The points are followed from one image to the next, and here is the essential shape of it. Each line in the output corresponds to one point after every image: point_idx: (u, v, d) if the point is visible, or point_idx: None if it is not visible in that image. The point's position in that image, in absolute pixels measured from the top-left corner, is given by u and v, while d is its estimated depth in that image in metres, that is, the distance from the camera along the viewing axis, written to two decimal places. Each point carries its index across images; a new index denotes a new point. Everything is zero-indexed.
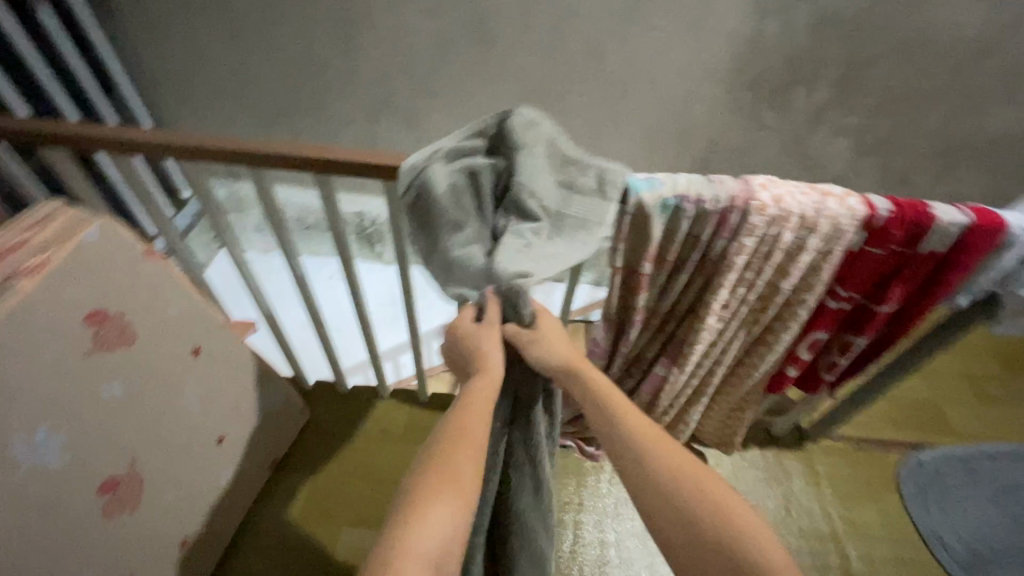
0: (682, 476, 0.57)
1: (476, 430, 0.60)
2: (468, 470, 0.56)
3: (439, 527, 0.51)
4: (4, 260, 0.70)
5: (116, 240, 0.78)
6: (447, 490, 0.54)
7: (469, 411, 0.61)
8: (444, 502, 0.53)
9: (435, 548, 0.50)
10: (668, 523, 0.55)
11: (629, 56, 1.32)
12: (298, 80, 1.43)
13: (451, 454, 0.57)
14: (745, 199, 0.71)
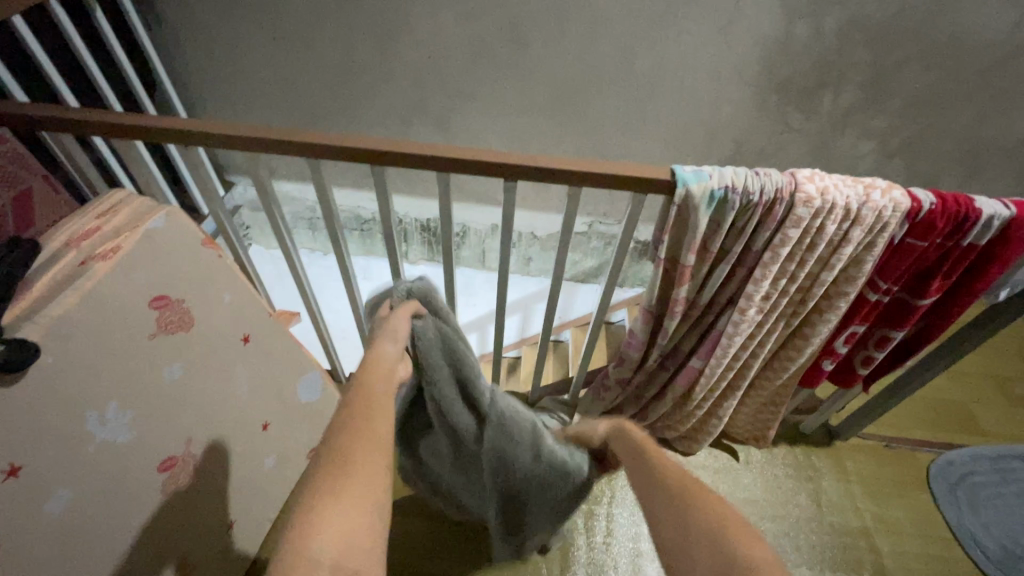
0: (693, 502, 0.48)
1: (379, 423, 0.54)
2: (372, 462, 0.50)
3: (337, 525, 0.44)
4: (79, 246, 0.74)
5: (180, 227, 0.81)
6: (346, 485, 0.47)
7: (369, 405, 0.56)
8: (344, 497, 0.46)
9: (329, 548, 0.42)
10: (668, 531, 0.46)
11: (659, 59, 1.34)
12: (334, 82, 1.47)
13: (351, 446, 0.50)
14: (791, 191, 0.73)
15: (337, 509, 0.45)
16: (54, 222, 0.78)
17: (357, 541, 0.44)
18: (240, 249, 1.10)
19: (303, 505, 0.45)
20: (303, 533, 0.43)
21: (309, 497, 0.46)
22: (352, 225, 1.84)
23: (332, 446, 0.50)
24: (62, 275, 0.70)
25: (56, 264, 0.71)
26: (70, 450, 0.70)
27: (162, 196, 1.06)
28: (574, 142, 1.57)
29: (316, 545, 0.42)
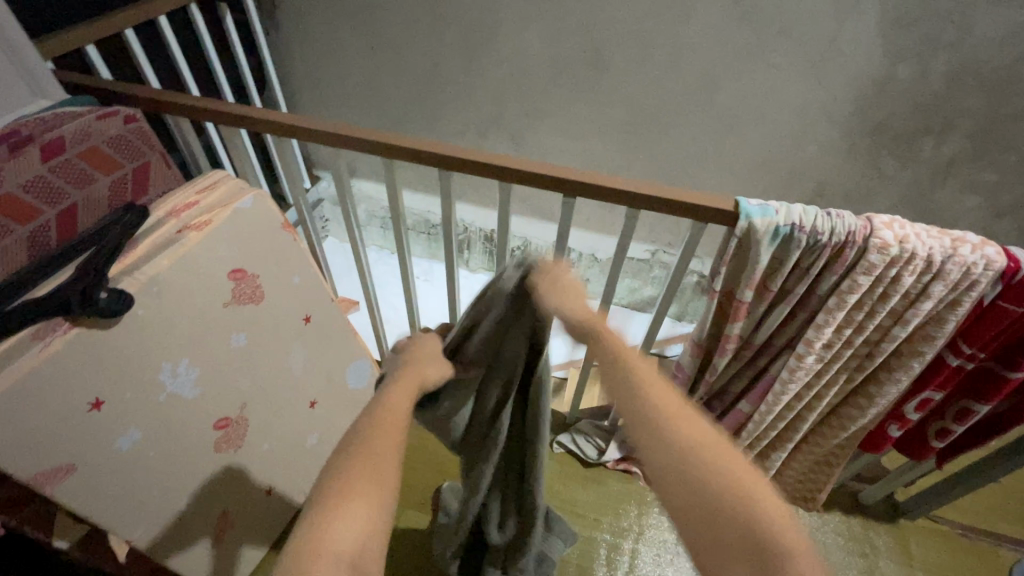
0: (702, 458, 0.49)
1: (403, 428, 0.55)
2: (392, 458, 0.52)
3: (354, 528, 0.47)
4: (179, 216, 0.82)
5: (264, 210, 0.87)
6: (368, 492, 0.49)
7: (399, 403, 0.57)
8: (361, 506, 0.48)
9: (347, 548, 0.46)
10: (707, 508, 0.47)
11: (742, 91, 1.31)
12: (420, 90, 1.56)
13: (378, 446, 0.52)
14: (865, 236, 0.68)
15: (357, 505, 0.48)
16: (163, 195, 0.88)
17: (371, 538, 0.47)
18: (314, 238, 1.18)
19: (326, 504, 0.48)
20: (325, 527, 0.46)
21: (333, 494, 0.48)
22: (420, 228, 1.93)
23: (358, 442, 0.52)
24: (162, 240, 0.78)
25: (157, 230, 0.80)
26: (145, 397, 0.78)
27: (256, 182, 1.17)
28: (645, 168, 1.56)
29: (339, 541, 0.46)
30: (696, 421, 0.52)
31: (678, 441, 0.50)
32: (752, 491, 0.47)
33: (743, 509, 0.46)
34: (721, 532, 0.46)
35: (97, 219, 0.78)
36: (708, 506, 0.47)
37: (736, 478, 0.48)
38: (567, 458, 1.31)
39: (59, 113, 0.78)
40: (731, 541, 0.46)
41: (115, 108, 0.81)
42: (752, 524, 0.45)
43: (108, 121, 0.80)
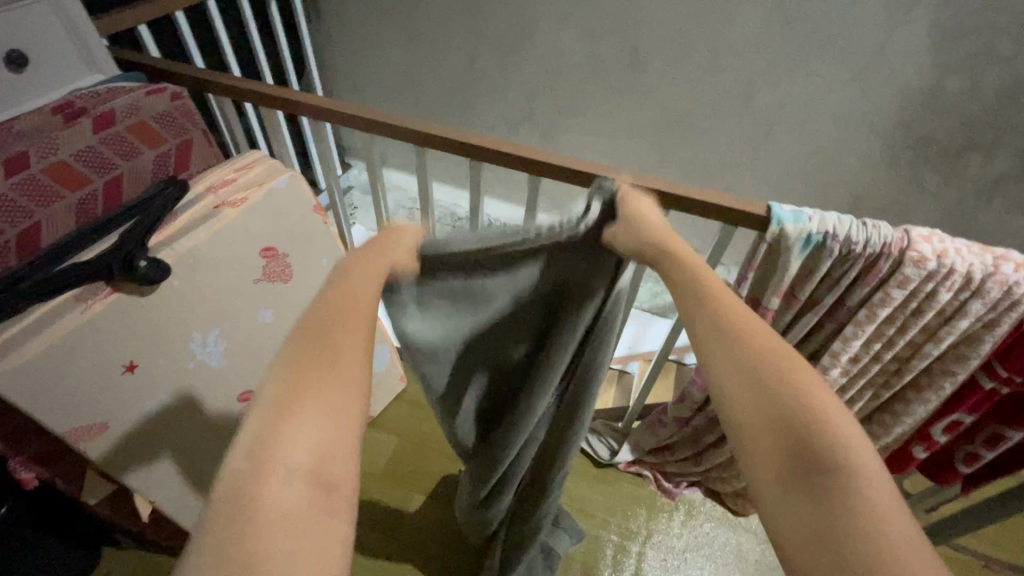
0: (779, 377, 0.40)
1: (355, 311, 0.45)
2: (354, 353, 0.42)
3: (312, 435, 0.37)
4: (216, 192, 0.85)
5: (298, 192, 0.90)
6: (325, 388, 0.39)
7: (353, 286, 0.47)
8: (316, 406, 0.38)
9: (306, 458, 0.36)
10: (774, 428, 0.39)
11: (781, 97, 1.29)
12: (455, 85, 1.57)
13: (330, 334, 0.42)
14: (901, 249, 0.66)
15: (310, 411, 0.38)
16: (203, 172, 0.90)
17: (336, 450, 0.37)
18: (344, 223, 1.21)
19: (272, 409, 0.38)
20: (271, 444, 0.36)
21: (277, 398, 0.38)
22: (447, 221, 1.95)
23: (306, 339, 0.42)
24: (199, 215, 0.81)
25: (195, 204, 0.82)
26: (175, 363, 0.81)
27: (292, 165, 1.20)
28: (675, 172, 1.55)
29: (290, 457, 0.36)
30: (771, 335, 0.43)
31: (754, 354, 0.42)
32: (831, 407, 0.39)
33: (830, 445, 0.37)
34: (784, 456, 0.38)
35: (140, 190, 0.81)
36: (776, 424, 0.39)
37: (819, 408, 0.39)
38: (578, 457, 1.31)
39: (111, 88, 0.82)
40: (797, 455, 0.37)
41: (163, 86, 0.83)
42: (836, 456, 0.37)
43: (156, 97, 0.83)
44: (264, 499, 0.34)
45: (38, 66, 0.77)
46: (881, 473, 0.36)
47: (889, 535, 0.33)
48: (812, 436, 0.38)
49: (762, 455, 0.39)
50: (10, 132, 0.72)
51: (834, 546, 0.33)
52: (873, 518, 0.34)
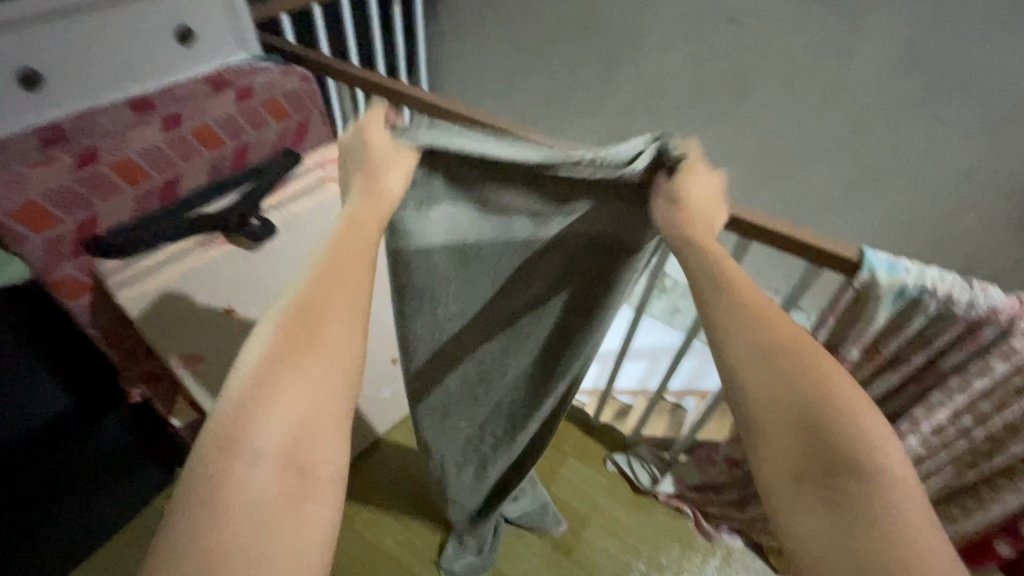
0: (825, 399, 0.39)
1: (353, 279, 0.43)
2: (340, 325, 0.40)
3: (291, 409, 0.37)
4: (323, 167, 0.93)
5: None
6: (308, 360, 0.38)
7: (348, 244, 0.45)
8: (303, 378, 0.38)
9: (275, 438, 0.36)
10: (812, 446, 0.39)
11: (897, 140, 1.19)
12: (555, 97, 1.62)
13: (322, 304, 0.40)
14: (1011, 318, 0.61)
15: (291, 395, 0.37)
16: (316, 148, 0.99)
17: (318, 432, 0.37)
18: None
19: (253, 382, 0.37)
20: (251, 414, 0.36)
21: (257, 370, 0.37)
22: None
23: (298, 306, 0.40)
24: (306, 185, 0.90)
25: (305, 176, 0.92)
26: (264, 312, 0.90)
27: None
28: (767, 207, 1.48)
29: (264, 438, 0.36)
30: (812, 347, 0.42)
31: (802, 375, 0.40)
32: (838, 380, 0.40)
33: (863, 461, 0.38)
34: (813, 465, 0.38)
35: (262, 158, 0.91)
36: (808, 439, 0.39)
37: (852, 420, 0.39)
38: (617, 478, 1.29)
39: (255, 68, 0.91)
40: (821, 466, 0.38)
41: (295, 68, 0.91)
42: (875, 474, 0.37)
43: (288, 78, 0.91)
44: (231, 488, 0.34)
45: (201, 41, 0.87)
46: (906, 468, 0.38)
47: (896, 499, 0.36)
48: (844, 434, 0.38)
49: (792, 473, 0.39)
50: (171, 95, 0.83)
51: (848, 533, 0.36)
52: (885, 487, 0.37)
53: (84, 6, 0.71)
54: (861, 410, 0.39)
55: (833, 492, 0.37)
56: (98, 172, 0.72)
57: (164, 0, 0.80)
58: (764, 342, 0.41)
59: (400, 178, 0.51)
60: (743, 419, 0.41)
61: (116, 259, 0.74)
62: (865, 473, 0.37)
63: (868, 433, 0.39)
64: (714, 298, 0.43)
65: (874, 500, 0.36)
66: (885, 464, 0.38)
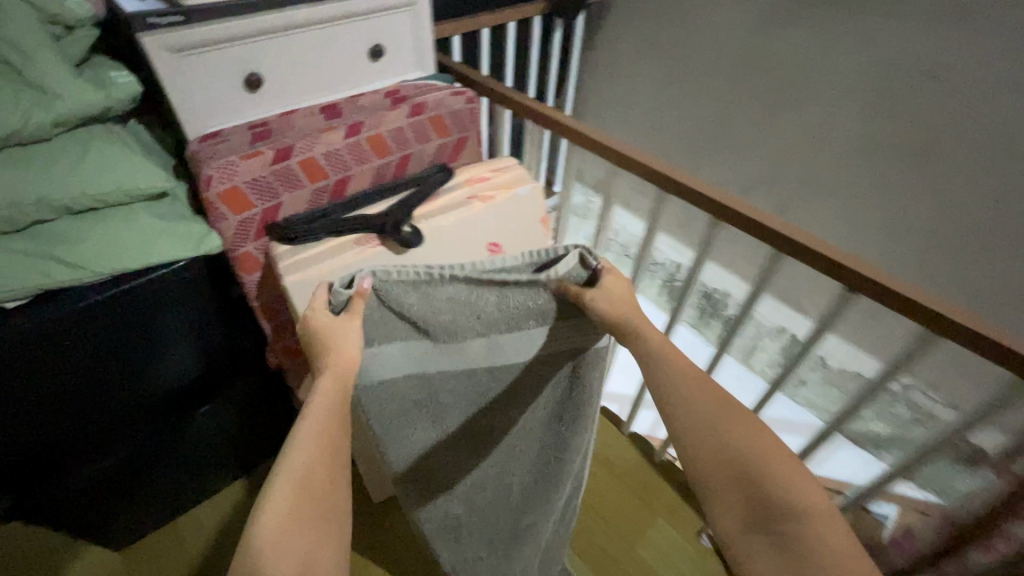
0: (765, 475, 0.50)
1: (338, 431, 0.54)
2: (328, 476, 0.52)
3: (297, 549, 0.47)
4: (471, 185, 0.98)
5: (534, 203, 1.01)
6: (307, 506, 0.49)
7: (327, 410, 0.54)
8: (301, 528, 0.48)
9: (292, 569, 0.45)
10: (759, 514, 0.50)
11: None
12: (703, 138, 1.56)
13: (316, 454, 0.51)
14: None
15: (289, 544, 0.46)
16: (466, 165, 1.03)
17: (317, 560, 0.48)
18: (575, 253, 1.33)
19: (267, 529, 0.46)
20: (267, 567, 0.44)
21: (266, 524, 0.46)
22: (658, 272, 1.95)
23: (298, 478, 0.49)
24: (455, 201, 0.95)
25: (453, 192, 0.96)
26: None
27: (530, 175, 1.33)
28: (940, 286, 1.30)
29: None
30: (747, 427, 0.51)
31: (741, 461, 0.50)
32: (777, 465, 0.50)
33: (801, 519, 0.48)
34: (759, 530, 0.50)
35: (419, 169, 0.97)
36: (751, 507, 0.50)
37: (791, 495, 0.49)
38: (712, 554, 1.18)
39: (427, 86, 0.98)
40: (767, 532, 0.50)
41: (463, 90, 0.97)
42: (809, 531, 0.48)
43: (455, 98, 0.97)
44: None
45: (387, 58, 0.95)
46: (838, 530, 0.48)
47: (836, 542, 0.47)
48: (784, 507, 0.49)
49: (741, 522, 0.51)
50: (356, 104, 0.92)
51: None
52: (833, 550, 0.47)
53: (302, 22, 0.82)
54: (773, 454, 0.51)
55: (779, 551, 0.49)
56: (288, 167, 0.81)
57: (362, 18, 0.88)
58: (700, 438, 0.51)
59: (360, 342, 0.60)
60: (698, 483, 0.53)
61: (286, 243, 0.82)
62: (803, 536, 0.48)
63: (808, 489, 0.49)
64: (660, 377, 0.54)
65: (816, 546, 0.47)
66: (818, 512, 0.49)
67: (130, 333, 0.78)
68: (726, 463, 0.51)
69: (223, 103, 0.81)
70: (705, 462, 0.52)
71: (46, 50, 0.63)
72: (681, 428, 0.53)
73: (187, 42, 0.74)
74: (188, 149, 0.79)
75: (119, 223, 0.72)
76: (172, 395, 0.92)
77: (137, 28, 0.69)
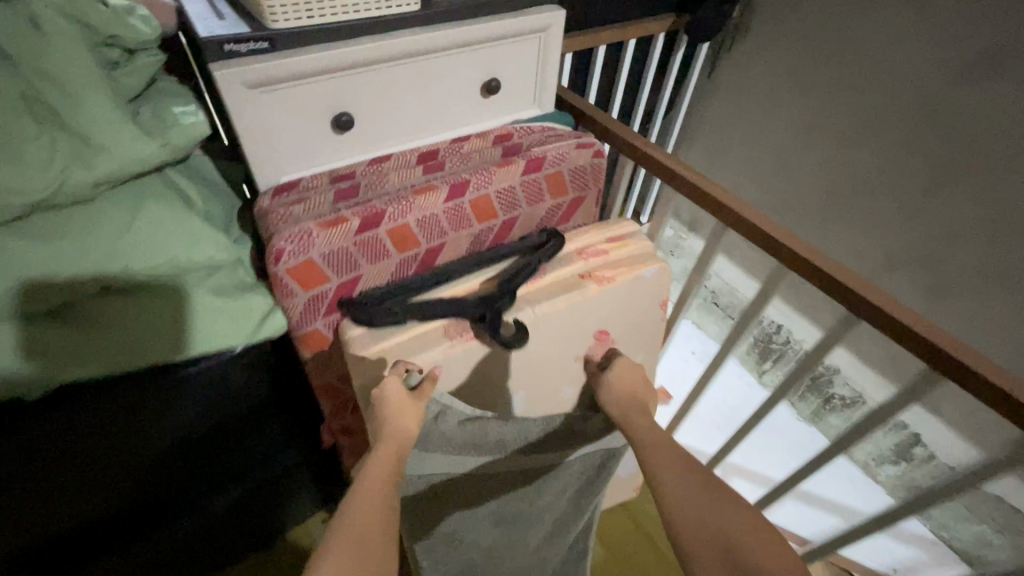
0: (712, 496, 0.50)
1: (385, 489, 0.54)
2: (383, 532, 0.50)
3: None
4: (585, 258, 0.78)
5: (658, 286, 0.82)
6: (361, 558, 0.46)
7: (375, 469, 0.55)
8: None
9: None
10: (708, 535, 0.47)
11: None
12: (838, 194, 1.22)
13: (370, 512, 0.50)
14: None
15: None
16: (579, 227, 0.84)
17: None
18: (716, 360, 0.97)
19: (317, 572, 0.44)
20: None
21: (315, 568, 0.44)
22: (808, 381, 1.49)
23: (351, 531, 0.48)
24: (566, 280, 0.76)
25: (564, 265, 0.77)
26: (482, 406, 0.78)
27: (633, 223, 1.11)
28: None
29: None
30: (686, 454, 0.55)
31: (687, 479, 0.52)
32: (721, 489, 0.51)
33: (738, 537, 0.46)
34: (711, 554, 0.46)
35: (525, 232, 0.79)
36: (701, 528, 0.48)
37: (739, 518, 0.48)
38: None
39: (546, 132, 0.80)
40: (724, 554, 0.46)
41: (591, 141, 0.77)
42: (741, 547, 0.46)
43: (582, 151, 0.78)
44: None
45: (503, 93, 0.77)
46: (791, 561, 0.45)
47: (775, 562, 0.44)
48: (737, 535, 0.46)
49: (706, 548, 0.47)
50: (458, 152, 0.74)
51: None
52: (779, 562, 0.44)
53: (409, 53, 0.64)
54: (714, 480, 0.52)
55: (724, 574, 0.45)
56: (374, 236, 0.65)
57: (479, 48, 0.70)
58: (659, 467, 0.53)
59: (416, 420, 0.62)
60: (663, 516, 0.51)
61: (360, 327, 0.66)
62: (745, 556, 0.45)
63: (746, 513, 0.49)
64: (644, 437, 0.59)
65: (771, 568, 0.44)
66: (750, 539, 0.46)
67: (115, 415, 0.61)
68: (680, 477, 0.52)
69: (303, 148, 0.65)
70: (660, 482, 0.52)
71: (98, 89, 0.48)
72: (663, 489, 0.52)
73: (270, 77, 0.57)
74: (257, 205, 0.65)
75: (170, 295, 0.58)
76: (167, 479, 0.74)
77: (211, 57, 0.54)
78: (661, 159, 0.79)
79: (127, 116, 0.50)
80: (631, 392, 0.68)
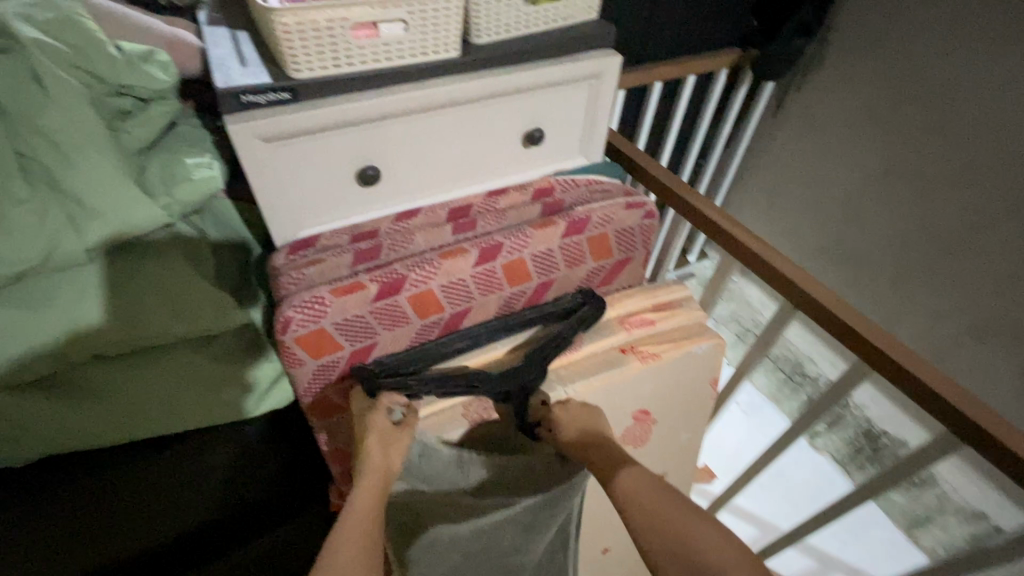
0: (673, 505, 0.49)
1: (370, 527, 0.52)
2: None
3: None
4: (628, 329, 0.70)
5: (709, 364, 0.72)
6: None
7: (358, 505, 0.53)
8: None
9: None
10: (669, 544, 0.47)
11: None
12: (918, 253, 1.07)
13: (354, 555, 0.49)
14: None
15: None
16: (622, 290, 0.76)
17: None
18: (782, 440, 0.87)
19: None
20: None
21: None
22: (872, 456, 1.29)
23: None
24: (605, 354, 0.68)
25: (603, 337, 0.69)
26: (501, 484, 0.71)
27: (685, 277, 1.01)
28: None
29: None
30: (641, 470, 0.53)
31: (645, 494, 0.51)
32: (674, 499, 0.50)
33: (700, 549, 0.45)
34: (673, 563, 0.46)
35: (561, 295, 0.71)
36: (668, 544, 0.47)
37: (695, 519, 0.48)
38: None
39: (594, 187, 0.72)
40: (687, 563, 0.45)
41: (644, 201, 0.69)
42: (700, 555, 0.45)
43: (632, 212, 0.70)
44: None
45: (546, 145, 0.69)
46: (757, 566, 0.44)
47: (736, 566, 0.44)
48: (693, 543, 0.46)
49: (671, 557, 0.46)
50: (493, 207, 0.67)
51: None
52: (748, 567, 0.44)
53: (443, 104, 0.58)
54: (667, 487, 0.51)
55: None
56: (393, 303, 0.58)
57: (523, 97, 0.63)
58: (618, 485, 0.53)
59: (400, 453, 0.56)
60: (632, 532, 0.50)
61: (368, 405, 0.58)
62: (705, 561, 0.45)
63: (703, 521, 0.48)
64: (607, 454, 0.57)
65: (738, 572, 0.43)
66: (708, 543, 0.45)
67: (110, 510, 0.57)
68: (636, 493, 0.51)
69: (323, 203, 0.60)
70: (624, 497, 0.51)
71: (93, 149, 0.46)
72: (625, 496, 0.51)
73: (290, 130, 0.52)
74: (272, 261, 0.60)
75: (169, 360, 0.56)
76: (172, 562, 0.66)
77: (226, 109, 0.50)
78: (725, 223, 0.70)
79: (122, 176, 0.47)
80: (586, 434, 0.59)
